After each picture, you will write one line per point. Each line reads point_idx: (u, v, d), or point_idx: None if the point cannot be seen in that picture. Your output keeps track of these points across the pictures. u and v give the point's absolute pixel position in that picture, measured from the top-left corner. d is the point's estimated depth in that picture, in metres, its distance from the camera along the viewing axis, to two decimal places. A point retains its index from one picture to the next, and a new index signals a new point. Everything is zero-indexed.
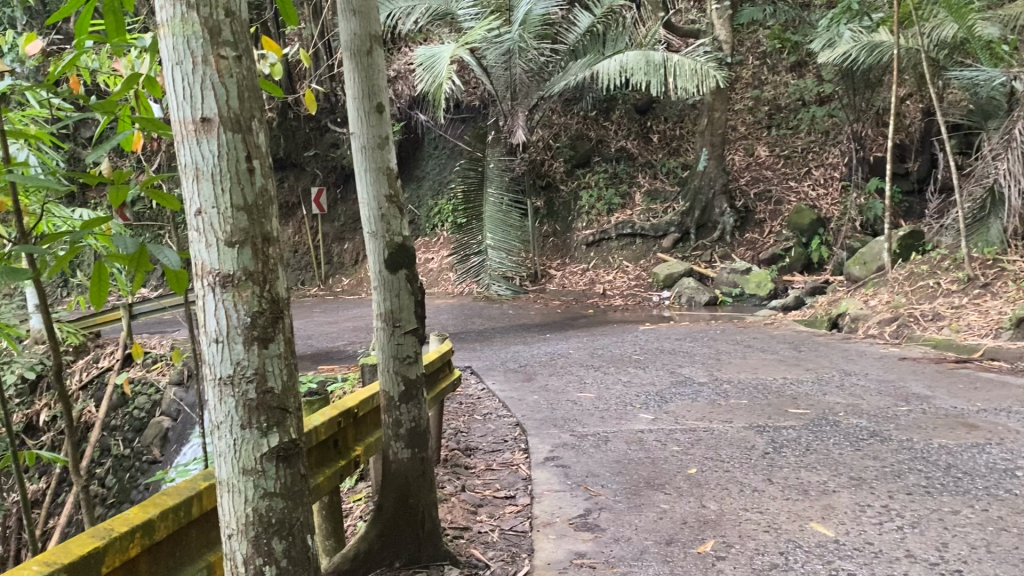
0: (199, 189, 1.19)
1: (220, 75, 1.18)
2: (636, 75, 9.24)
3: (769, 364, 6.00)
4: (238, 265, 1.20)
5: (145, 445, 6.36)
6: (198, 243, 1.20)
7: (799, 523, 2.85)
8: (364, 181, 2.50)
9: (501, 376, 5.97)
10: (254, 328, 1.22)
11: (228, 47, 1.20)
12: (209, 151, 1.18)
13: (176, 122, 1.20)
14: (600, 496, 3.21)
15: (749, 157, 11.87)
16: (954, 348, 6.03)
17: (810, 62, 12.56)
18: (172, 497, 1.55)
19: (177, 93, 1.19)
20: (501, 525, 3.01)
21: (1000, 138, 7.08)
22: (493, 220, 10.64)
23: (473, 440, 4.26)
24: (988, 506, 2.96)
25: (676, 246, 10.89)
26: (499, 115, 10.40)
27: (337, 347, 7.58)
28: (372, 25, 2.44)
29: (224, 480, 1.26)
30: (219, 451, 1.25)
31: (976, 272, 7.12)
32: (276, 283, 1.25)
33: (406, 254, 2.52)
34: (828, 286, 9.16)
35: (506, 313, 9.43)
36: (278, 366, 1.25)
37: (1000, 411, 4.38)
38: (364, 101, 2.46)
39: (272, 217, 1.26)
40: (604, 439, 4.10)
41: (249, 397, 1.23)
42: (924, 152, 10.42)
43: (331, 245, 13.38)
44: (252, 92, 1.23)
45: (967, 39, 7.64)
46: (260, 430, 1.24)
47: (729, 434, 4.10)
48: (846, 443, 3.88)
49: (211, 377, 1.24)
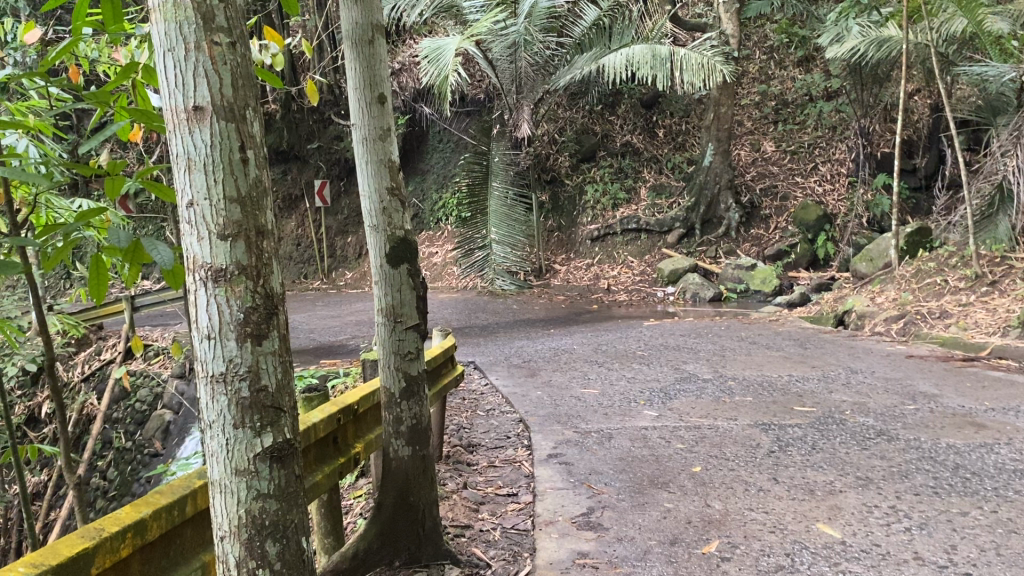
0: (190, 180, 1.15)
1: (213, 62, 1.14)
2: (642, 69, 9.16)
3: (774, 361, 5.96)
4: (231, 259, 1.16)
5: (146, 437, 6.37)
6: (191, 235, 1.17)
7: (806, 524, 2.81)
8: (364, 173, 2.46)
9: (504, 371, 5.94)
10: (247, 324, 1.18)
11: (222, 34, 1.15)
12: (201, 141, 1.14)
13: (167, 111, 1.15)
14: (603, 495, 3.17)
15: (756, 152, 11.75)
16: (961, 347, 5.97)
17: (818, 57, 12.50)
18: (165, 496, 1.51)
19: (169, 81, 1.14)
20: (503, 523, 2.97)
21: (1009, 134, 7.12)
22: (498, 215, 10.66)
23: (475, 436, 4.23)
24: (998, 507, 2.91)
25: (682, 241, 10.81)
26: (505, 109, 10.38)
27: (340, 341, 7.57)
28: (373, 14, 2.39)
29: (216, 481, 1.22)
30: (211, 452, 1.21)
31: (984, 269, 7.03)
32: (270, 278, 1.21)
33: (407, 248, 2.48)
34: (834, 282, 9.11)
35: (510, 308, 9.39)
36: (272, 363, 1.21)
37: (1009, 410, 4.33)
38: (365, 92, 2.42)
39: (267, 209, 1.22)
40: (608, 435, 4.06)
41: (242, 395, 1.19)
42: (932, 148, 10.37)
43: (334, 239, 13.37)
44: (246, 80, 1.18)
45: (976, 33, 7.56)
46: (253, 430, 1.20)
47: (733, 432, 4.06)
48: (853, 442, 3.83)
49: (203, 375, 1.20)
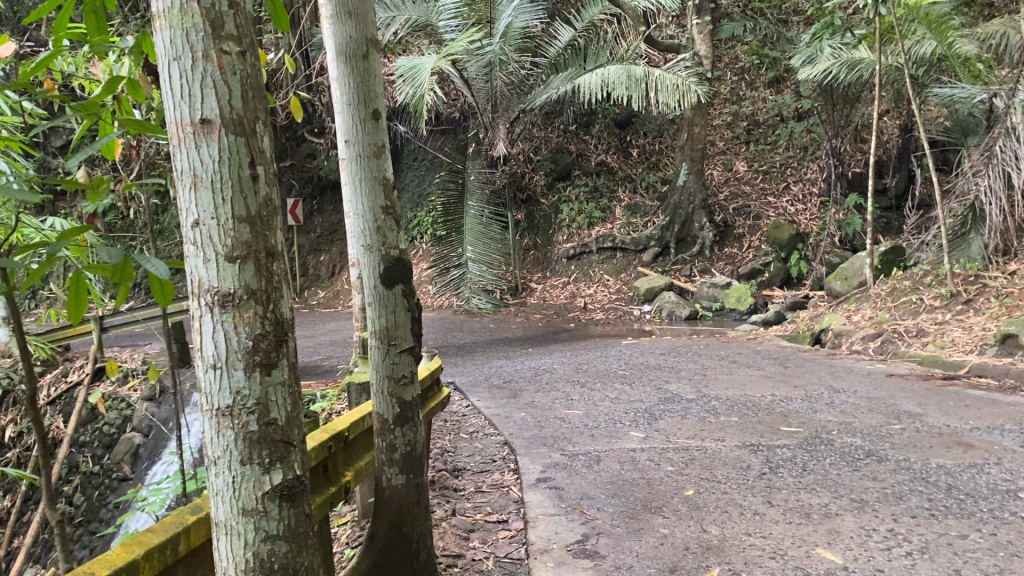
0: (196, 198, 1.07)
1: (222, 71, 1.07)
2: (617, 90, 9.13)
3: (757, 380, 5.94)
4: (239, 283, 1.08)
5: (115, 462, 6.23)
6: (196, 258, 1.08)
7: (805, 549, 2.76)
8: (358, 192, 2.39)
9: (486, 392, 5.85)
10: (256, 352, 1.10)
11: (231, 42, 1.08)
12: (208, 156, 1.06)
13: (172, 123, 1.08)
14: (597, 520, 3.09)
15: (728, 172, 11.88)
16: (940, 365, 5.98)
17: (789, 78, 12.60)
18: (157, 534, 1.42)
19: (173, 93, 1.07)
20: (496, 551, 2.90)
21: (980, 154, 7.20)
22: (474, 234, 10.67)
23: (460, 460, 4.15)
24: (996, 530, 2.89)
25: (657, 260, 10.81)
26: (481, 127, 10.42)
27: (315, 361, 7.45)
28: (367, 28, 2.35)
29: (222, 522, 1.13)
30: (216, 490, 1.12)
31: (958, 287, 7.06)
32: (280, 302, 1.13)
33: (402, 269, 2.40)
34: (808, 300, 9.15)
35: (487, 327, 9.33)
36: (282, 395, 1.13)
37: (994, 429, 4.32)
38: (360, 106, 2.35)
39: (276, 230, 1.14)
40: (596, 458, 3.99)
41: (250, 429, 1.10)
42: (902, 168, 10.45)
43: (308, 257, 13.26)
44: (256, 92, 1.11)
45: (945, 55, 7.72)
46: (262, 466, 1.11)
47: (723, 453, 4.01)
48: (843, 463, 3.80)
49: (207, 408, 1.11)
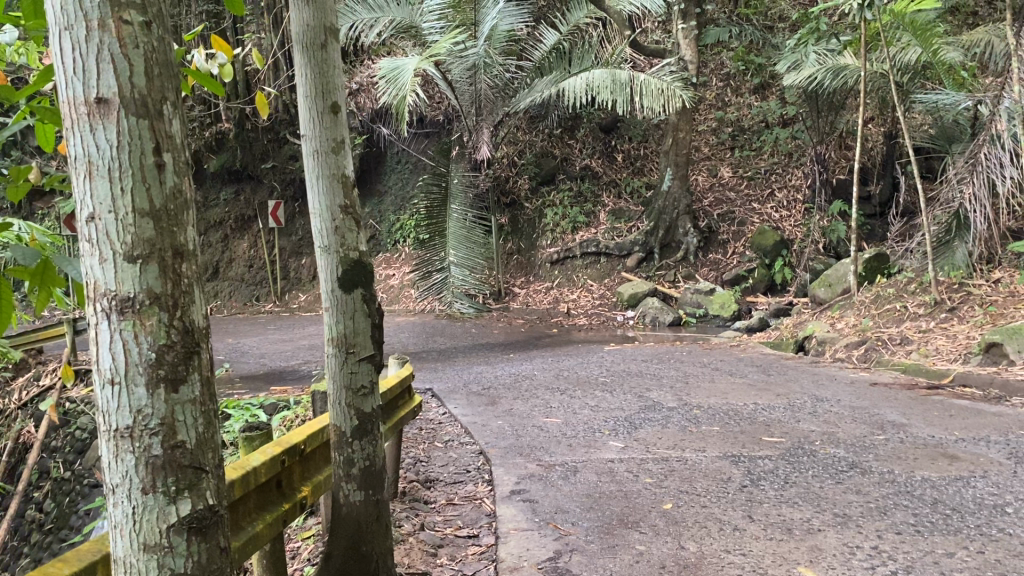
0: (91, 188, 0.99)
1: (121, 43, 0.97)
2: (601, 93, 8.97)
3: (740, 388, 5.83)
4: (140, 286, 1.00)
5: (87, 468, 6.00)
6: (92, 257, 1.00)
7: (786, 568, 2.64)
8: (315, 190, 2.25)
9: (463, 399, 5.71)
10: (159, 366, 1.02)
11: (133, 11, 0.99)
12: (105, 139, 0.98)
13: (65, 102, 0.99)
14: (570, 536, 2.97)
15: (713, 178, 11.81)
16: (924, 373, 5.88)
17: (775, 85, 12.59)
18: (70, 564, 1.28)
19: (65, 65, 0.98)
20: (463, 569, 2.78)
21: (965, 161, 7.14)
22: (456, 237, 10.42)
23: (433, 471, 4.01)
24: (984, 548, 2.78)
25: (641, 265, 10.70)
26: (465, 131, 10.29)
27: (292, 366, 7.29)
28: (326, 15, 2.22)
29: (120, 559, 1.05)
30: (115, 522, 1.05)
31: (942, 295, 6.95)
32: (190, 309, 1.05)
33: (362, 271, 2.27)
34: (792, 307, 9.06)
35: (469, 332, 9.18)
36: (191, 415, 1.05)
37: (979, 440, 4.23)
38: (318, 99, 2.21)
39: (186, 225, 1.06)
40: (573, 469, 3.86)
41: (154, 453, 1.02)
42: (886, 175, 10.38)
43: (288, 260, 13.08)
44: (163, 68, 1.02)
45: (930, 63, 7.65)
46: (168, 494, 1.03)
47: (703, 464, 3.90)
48: (826, 475, 3.69)
49: (106, 430, 1.03)
